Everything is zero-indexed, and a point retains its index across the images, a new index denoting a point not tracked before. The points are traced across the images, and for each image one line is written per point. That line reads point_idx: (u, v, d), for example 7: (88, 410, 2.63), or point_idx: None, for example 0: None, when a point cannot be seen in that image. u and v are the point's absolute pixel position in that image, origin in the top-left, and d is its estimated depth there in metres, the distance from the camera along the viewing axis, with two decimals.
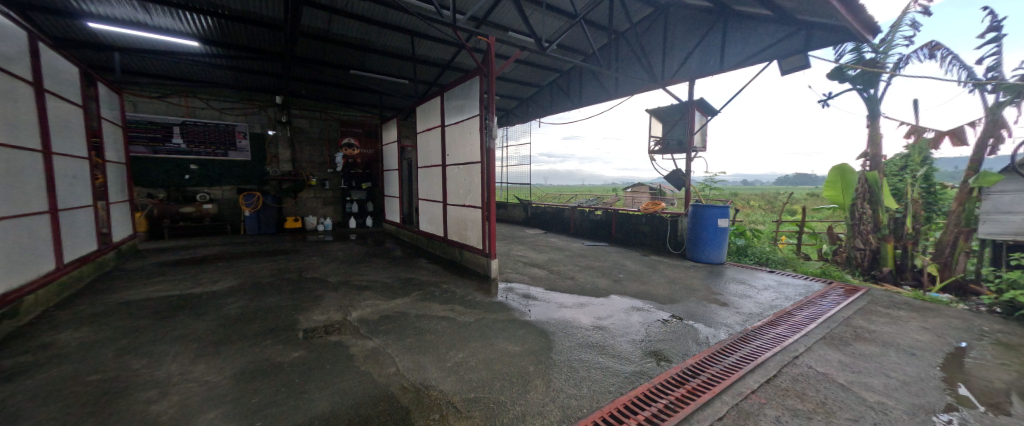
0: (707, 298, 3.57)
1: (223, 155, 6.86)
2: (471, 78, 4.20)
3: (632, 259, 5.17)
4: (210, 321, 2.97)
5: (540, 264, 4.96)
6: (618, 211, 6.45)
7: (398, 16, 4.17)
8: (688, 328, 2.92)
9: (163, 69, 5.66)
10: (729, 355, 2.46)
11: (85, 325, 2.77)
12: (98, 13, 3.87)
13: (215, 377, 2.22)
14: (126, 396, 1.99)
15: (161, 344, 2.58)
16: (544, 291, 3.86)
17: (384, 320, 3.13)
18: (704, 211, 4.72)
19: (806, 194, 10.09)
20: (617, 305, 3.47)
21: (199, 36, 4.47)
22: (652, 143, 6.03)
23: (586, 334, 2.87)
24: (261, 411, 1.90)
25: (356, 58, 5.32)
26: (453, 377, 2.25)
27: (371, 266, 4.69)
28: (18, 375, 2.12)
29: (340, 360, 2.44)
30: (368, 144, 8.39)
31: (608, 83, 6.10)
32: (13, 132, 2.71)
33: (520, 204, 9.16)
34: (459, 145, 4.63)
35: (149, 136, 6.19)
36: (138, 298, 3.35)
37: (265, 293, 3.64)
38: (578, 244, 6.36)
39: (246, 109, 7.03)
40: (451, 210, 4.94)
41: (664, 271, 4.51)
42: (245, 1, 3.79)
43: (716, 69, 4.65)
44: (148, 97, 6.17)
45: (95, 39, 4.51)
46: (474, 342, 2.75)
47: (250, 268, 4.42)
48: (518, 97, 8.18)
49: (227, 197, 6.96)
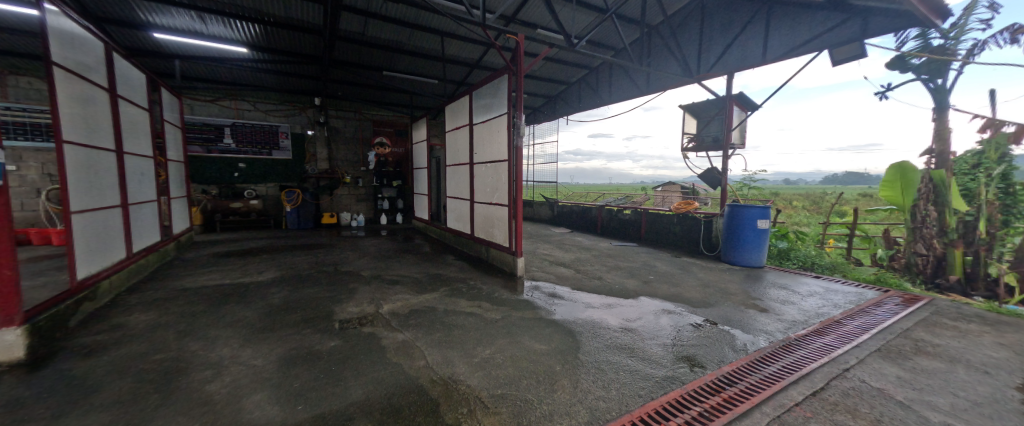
0: (745, 302, 3.39)
1: (266, 154, 7.31)
2: (500, 76, 4.21)
3: (663, 260, 5.00)
4: (256, 309, 3.19)
5: (566, 263, 4.91)
6: (648, 211, 6.25)
7: (429, 17, 4.26)
8: (724, 334, 2.79)
9: (216, 74, 6.10)
10: (770, 364, 2.32)
11: (151, 309, 3.05)
12: (162, 24, 4.23)
13: (262, 361, 2.38)
14: (184, 375, 2.17)
15: (215, 328, 2.81)
16: (570, 291, 3.83)
17: (414, 314, 3.22)
18: (742, 211, 4.48)
19: (858, 194, 9.31)
20: (646, 307, 3.37)
21: (248, 43, 4.78)
22: (685, 140, 5.79)
23: (614, 335, 2.81)
24: (302, 395, 2.01)
25: (388, 60, 5.48)
26: (480, 373, 2.28)
27: (401, 261, 4.84)
28: (97, 352, 2.38)
29: (373, 351, 2.53)
30: (399, 143, 8.66)
31: (639, 79, 5.91)
32: (91, 135, 3.00)
33: (546, 202, 9.11)
34: (487, 144, 4.66)
35: (203, 137, 6.70)
36: (195, 285, 3.66)
37: (304, 284, 3.85)
38: (605, 243, 6.24)
39: (288, 111, 7.46)
40: (479, 207, 5.00)
41: (698, 274, 4.33)
42: (289, 8, 4.01)
43: (757, 61, 4.39)
44: (203, 101, 6.69)
45: (159, 48, 4.93)
46: (501, 339, 2.77)
47: (291, 260, 4.69)
48: (545, 95, 8.12)
49: (270, 194, 7.42)
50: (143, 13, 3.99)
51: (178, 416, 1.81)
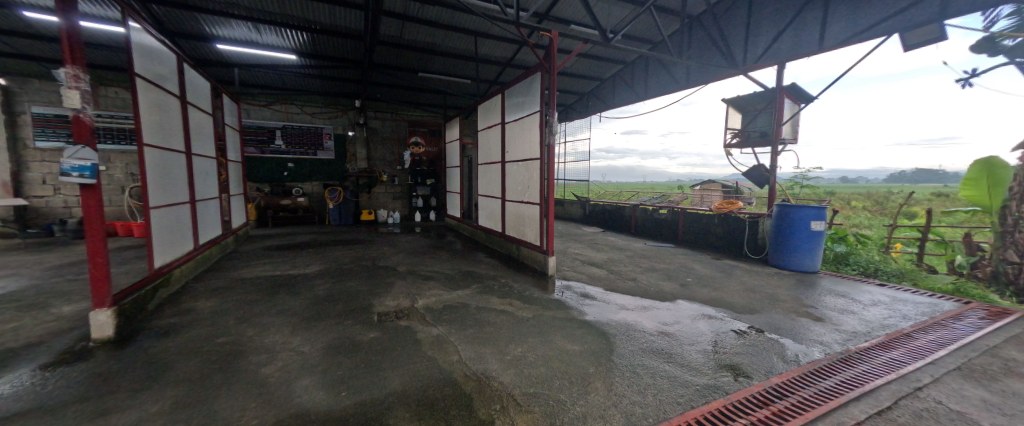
0: (797, 310, 3.15)
1: (312, 155, 7.78)
2: (532, 74, 4.19)
3: (702, 262, 4.76)
4: (304, 299, 3.41)
5: (598, 263, 4.82)
6: (686, 211, 5.98)
7: (463, 18, 4.32)
8: (772, 343, 2.60)
9: (269, 80, 6.57)
10: (826, 378, 2.13)
11: (213, 296, 3.36)
12: (224, 35, 4.62)
13: (309, 348, 2.55)
14: (242, 358, 2.37)
15: (268, 316, 3.04)
16: (603, 292, 3.74)
17: (447, 309, 3.29)
18: (793, 212, 4.17)
19: (933, 193, 8.27)
20: (684, 311, 3.23)
21: (297, 50, 5.10)
22: (728, 135, 5.49)
23: (651, 339, 2.71)
24: (345, 382, 2.13)
25: (424, 61, 5.63)
26: (512, 370, 2.29)
27: (435, 258, 4.97)
28: (170, 333, 2.65)
29: (410, 344, 2.62)
30: (432, 143, 8.88)
31: (678, 72, 5.66)
32: (166, 138, 3.33)
33: (578, 201, 8.98)
34: (519, 142, 4.67)
35: (258, 139, 7.26)
36: (250, 276, 3.97)
37: (346, 277, 4.06)
38: (640, 244, 6.04)
39: (331, 113, 7.90)
40: (510, 206, 5.01)
41: (742, 278, 4.07)
42: (334, 16, 4.23)
43: (813, 49, 4.05)
44: (258, 106, 7.24)
45: (221, 58, 5.39)
46: (534, 338, 2.77)
47: (333, 255, 4.97)
48: (577, 92, 7.97)
49: (315, 191, 7.90)
50: (208, 26, 4.37)
51: (237, 396, 1.97)
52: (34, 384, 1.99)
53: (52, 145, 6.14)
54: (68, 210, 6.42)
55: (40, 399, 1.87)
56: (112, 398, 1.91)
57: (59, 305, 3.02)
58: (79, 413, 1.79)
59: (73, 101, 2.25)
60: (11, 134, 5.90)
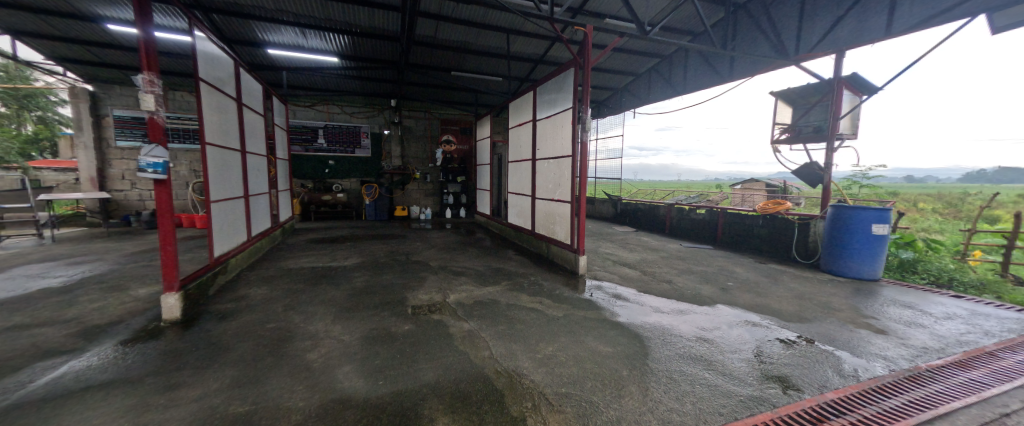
0: (854, 321, 2.89)
1: (350, 153, 8.14)
2: (566, 70, 4.12)
3: (745, 266, 4.49)
4: (344, 290, 3.59)
5: (631, 263, 4.69)
6: (727, 211, 5.68)
7: (497, 15, 4.33)
8: (825, 355, 2.41)
9: (313, 82, 6.94)
10: (891, 396, 1.94)
11: (263, 284, 3.61)
12: (274, 40, 4.93)
13: (348, 337, 2.67)
14: (290, 343, 2.53)
15: (312, 304, 3.22)
16: (636, 293, 3.64)
17: (478, 305, 3.34)
18: (851, 213, 3.83)
19: (1019, 195, 7.29)
20: (724, 317, 3.07)
21: (338, 53, 5.34)
22: (777, 131, 5.18)
23: (688, 344, 2.60)
24: (382, 371, 2.21)
25: (457, 60, 5.71)
26: (544, 369, 2.28)
27: (465, 254, 5.05)
28: (228, 317, 2.88)
29: (442, 338, 2.68)
30: (463, 141, 9.00)
31: (721, 65, 5.40)
32: (224, 137, 3.60)
33: (609, 200, 8.79)
34: (550, 139, 4.62)
35: (302, 138, 7.71)
36: (295, 266, 4.23)
37: (382, 270, 4.23)
38: (675, 245, 5.81)
39: (368, 113, 8.23)
40: (541, 204, 4.98)
41: (790, 284, 3.80)
42: (373, 18, 4.38)
43: (878, 36, 3.69)
44: (303, 106, 7.68)
45: (271, 61, 5.74)
46: (565, 337, 2.74)
47: (369, 249, 5.18)
48: (610, 87, 7.77)
49: (353, 188, 8.28)
50: (261, 32, 4.68)
51: (286, 378, 2.11)
52: (118, 358, 2.24)
53: (130, 144, 6.84)
54: (143, 204, 7.13)
55: (123, 372, 2.10)
56: (180, 374, 2.10)
57: (136, 288, 3.37)
58: (154, 386, 1.99)
59: (149, 105, 2.50)
60: (97, 134, 6.64)
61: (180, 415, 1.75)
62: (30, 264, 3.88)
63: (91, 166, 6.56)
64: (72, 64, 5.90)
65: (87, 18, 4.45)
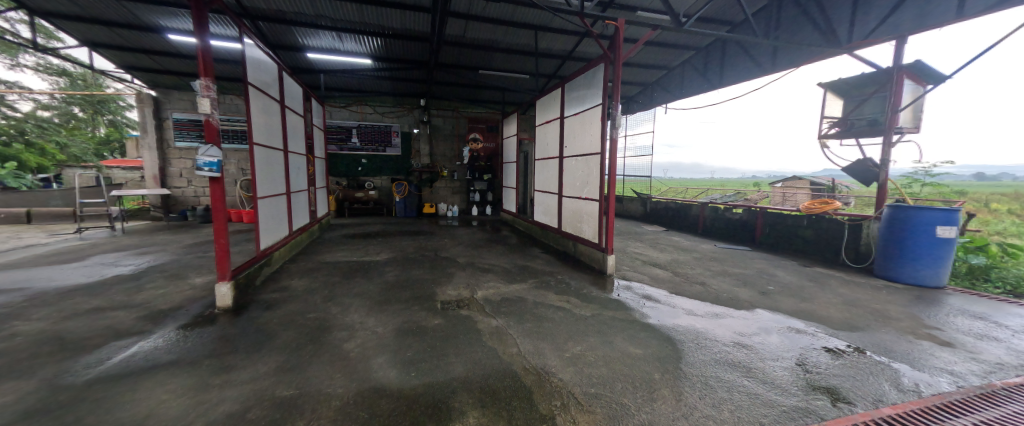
0: (914, 331, 2.66)
1: (381, 151, 8.40)
2: (596, 65, 4.04)
3: (787, 269, 4.24)
4: (376, 283, 3.73)
5: (661, 264, 4.55)
6: (767, 210, 5.38)
7: (526, 13, 4.31)
8: (881, 367, 2.23)
9: (347, 83, 7.22)
10: (959, 416, 1.77)
11: (303, 276, 3.83)
12: (313, 45, 5.17)
13: (382, 329, 2.78)
14: (328, 333, 2.66)
15: (347, 297, 3.38)
16: (668, 295, 3.53)
17: (506, 302, 3.36)
18: (911, 213, 3.52)
19: None
20: (764, 322, 2.91)
21: (371, 55, 5.53)
22: (825, 125, 4.84)
23: (725, 350, 2.48)
24: (414, 363, 2.28)
25: (484, 58, 5.75)
26: (572, 368, 2.27)
27: (492, 251, 5.10)
28: (273, 306, 3.08)
29: (471, 333, 2.72)
30: (489, 139, 9.06)
31: (762, 55, 5.13)
32: (269, 137, 3.83)
33: (638, 198, 8.57)
34: (579, 136, 4.56)
35: (337, 137, 8.03)
36: (332, 260, 4.44)
37: (412, 266, 4.35)
38: (708, 245, 5.58)
39: (399, 113, 8.47)
40: (568, 202, 4.93)
41: (839, 289, 3.55)
42: (404, 20, 4.49)
43: (947, 19, 3.38)
44: (338, 107, 8.01)
45: (309, 65, 6.03)
46: (593, 337, 2.70)
47: (400, 244, 5.34)
48: (640, 82, 7.54)
49: (384, 185, 8.56)
50: (302, 37, 4.93)
51: (325, 366, 2.22)
52: (179, 340, 2.45)
53: (187, 145, 7.45)
54: (197, 200, 7.73)
55: (182, 353, 2.30)
56: (232, 357, 2.27)
57: (193, 277, 3.67)
58: (210, 367, 2.16)
59: (205, 108, 2.71)
60: (159, 136, 7.26)
61: (233, 396, 1.89)
62: (104, 253, 4.32)
63: (154, 165, 7.19)
64: (138, 72, 6.47)
65: (151, 29, 4.87)
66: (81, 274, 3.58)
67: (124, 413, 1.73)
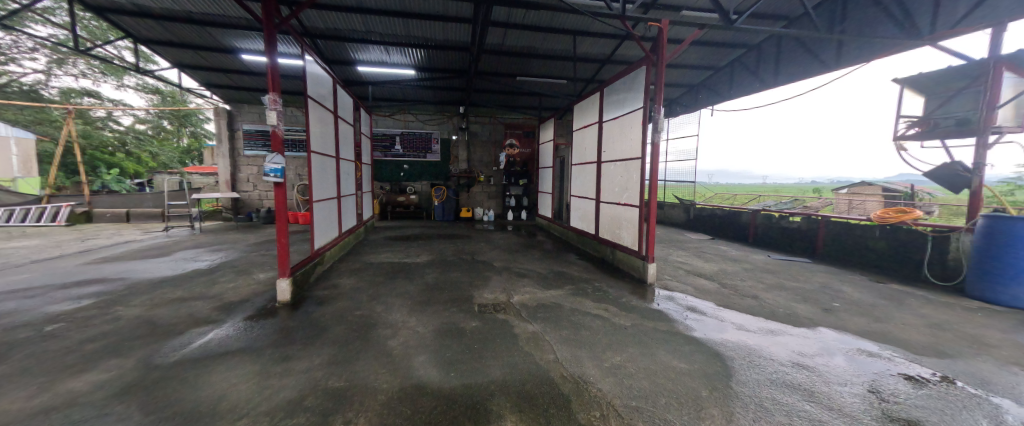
0: (1021, 363, 2.28)
1: (422, 157, 8.76)
2: (637, 68, 3.95)
3: (855, 285, 3.83)
4: (417, 284, 3.88)
5: (707, 274, 4.31)
6: (831, 219, 4.92)
7: (565, 18, 4.32)
8: (977, 401, 1.94)
9: (392, 94, 7.63)
10: None
11: (351, 275, 4.08)
12: (363, 58, 5.53)
13: (423, 329, 2.88)
14: (374, 330, 2.81)
15: (390, 296, 3.55)
16: (715, 307, 3.32)
17: (542, 307, 3.35)
18: (1012, 225, 3.07)
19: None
20: (828, 342, 2.65)
21: (415, 65, 5.80)
22: (902, 125, 4.37)
23: (782, 370, 2.29)
24: (454, 364, 2.34)
25: (522, 65, 5.82)
26: (611, 379, 2.20)
27: (528, 256, 5.11)
28: (325, 302, 3.31)
29: (508, 338, 2.73)
30: (526, 144, 9.10)
31: (824, 51, 4.75)
32: (324, 144, 4.14)
33: (681, 204, 8.20)
34: (618, 141, 4.46)
35: (382, 145, 8.49)
36: (376, 261, 4.68)
37: (451, 268, 4.48)
38: (761, 256, 5.20)
39: (439, 120, 8.80)
40: (606, 208, 4.83)
41: (922, 310, 3.14)
42: (447, 31, 4.67)
43: None
44: (384, 116, 8.48)
45: (359, 77, 6.44)
46: (634, 348, 2.61)
47: (439, 247, 5.51)
48: (684, 84, 7.22)
49: (424, 190, 8.90)
50: (354, 52, 5.30)
51: (370, 361, 2.34)
52: (246, 330, 2.71)
53: (255, 153, 8.22)
54: (261, 203, 8.50)
55: (248, 342, 2.53)
56: (290, 347, 2.47)
57: (257, 273, 4.04)
58: (272, 356, 2.36)
59: (271, 119, 2.99)
60: (231, 145, 8.11)
61: (292, 384, 2.05)
62: (186, 250, 4.90)
63: (227, 171, 8.03)
64: (216, 89, 7.29)
65: (228, 51, 5.48)
66: (167, 267, 4.08)
67: (201, 393, 1.94)
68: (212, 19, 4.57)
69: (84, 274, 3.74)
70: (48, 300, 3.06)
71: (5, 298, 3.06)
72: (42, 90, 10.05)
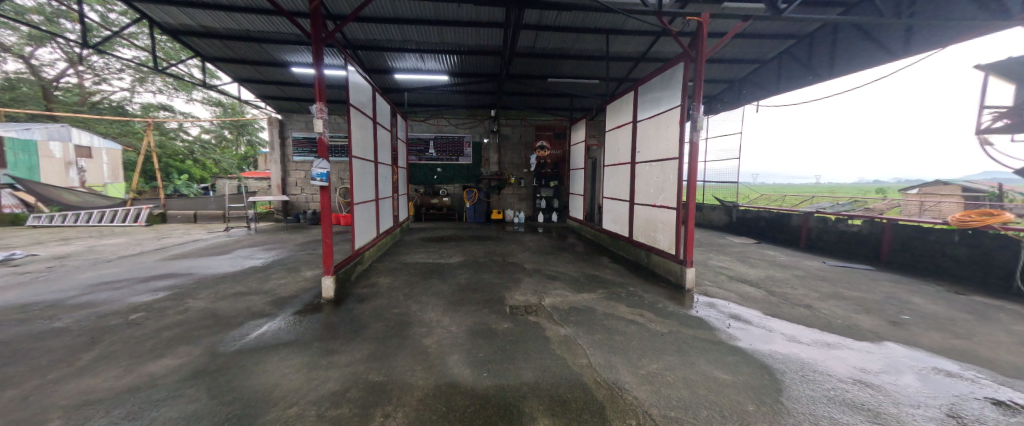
0: None
1: (454, 161, 8.97)
2: (674, 65, 3.81)
3: (929, 296, 3.43)
4: (450, 285, 3.97)
5: (752, 280, 4.05)
6: (898, 222, 4.46)
7: (597, 18, 4.26)
8: None
9: (427, 99, 7.90)
10: None
11: (388, 274, 4.25)
12: (400, 66, 5.77)
13: (456, 328, 2.94)
14: (410, 328, 2.91)
15: (425, 295, 3.67)
16: (761, 316, 3.11)
17: (574, 311, 3.31)
18: None
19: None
20: (897, 359, 2.39)
21: (448, 71, 5.96)
22: (986, 116, 4.09)
23: (842, 387, 2.09)
24: (487, 364, 2.37)
25: (554, 67, 5.80)
26: (648, 387, 2.12)
27: (559, 258, 5.07)
28: (365, 299, 3.48)
29: (539, 340, 2.73)
30: (557, 146, 9.05)
31: (889, 37, 4.32)
32: (364, 149, 4.36)
33: (722, 206, 7.80)
34: (654, 141, 4.32)
35: (417, 149, 8.80)
36: (411, 261, 4.86)
37: (482, 269, 4.55)
38: (815, 262, 4.80)
39: (471, 124, 8.98)
40: (641, 210, 4.68)
41: (1014, 326, 2.75)
42: (480, 36, 4.76)
43: None
44: (418, 121, 8.78)
45: (395, 85, 6.73)
46: (672, 356, 2.50)
47: (471, 249, 5.60)
48: (725, 80, 6.86)
49: (456, 192, 9.10)
50: (391, 61, 5.55)
51: (407, 358, 2.42)
52: (295, 324, 2.91)
53: (303, 159, 8.82)
54: (307, 205, 9.09)
55: (297, 335, 2.72)
56: (334, 342, 2.62)
57: (304, 270, 4.33)
58: (318, 348, 2.52)
59: (318, 127, 3.21)
60: (282, 152, 8.76)
61: (336, 376, 2.17)
62: (243, 248, 5.36)
63: (279, 176, 8.69)
64: (270, 100, 7.93)
65: (279, 64, 5.94)
66: (227, 264, 4.48)
67: (257, 381, 2.11)
68: (267, 36, 4.97)
69: (160, 269, 4.20)
70: (132, 292, 3.47)
71: (99, 289, 3.51)
72: (128, 105, 11.57)
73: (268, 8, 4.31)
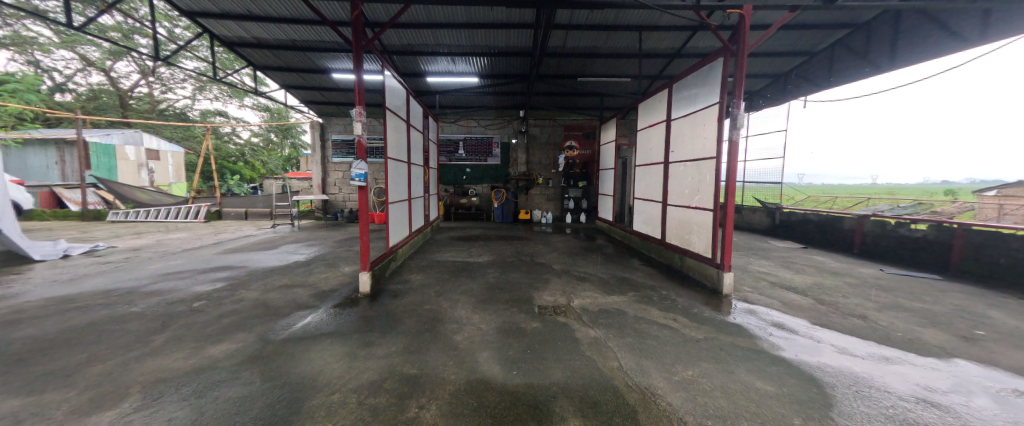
0: None
1: (483, 161, 9.09)
2: (713, 60, 3.66)
3: (1010, 310, 3.07)
4: (479, 283, 4.04)
5: (797, 287, 3.80)
6: (972, 227, 4.02)
7: (631, 15, 4.17)
8: None
9: (457, 102, 8.08)
10: None
11: (420, 271, 4.40)
12: (432, 70, 5.93)
13: (485, 326, 2.99)
14: (441, 324, 2.99)
15: (455, 292, 3.75)
16: (808, 326, 2.92)
17: (604, 313, 3.26)
18: None
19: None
20: (971, 378, 2.15)
21: (479, 73, 6.05)
22: None
23: (904, 406, 1.92)
24: (517, 363, 2.39)
25: (584, 66, 5.75)
26: (682, 393, 2.06)
27: (588, 259, 5.01)
28: (398, 295, 3.61)
29: (569, 341, 2.71)
30: (586, 146, 8.92)
31: (963, 22, 3.90)
32: (398, 150, 4.52)
33: (764, 208, 7.37)
34: (689, 139, 4.17)
35: (447, 150, 9.01)
36: (442, 259, 4.98)
37: (511, 269, 4.58)
38: (872, 269, 4.43)
39: (500, 124, 9.06)
40: (675, 211, 4.52)
41: None
42: (510, 37, 4.80)
43: None
44: (449, 122, 8.99)
45: (428, 88, 6.93)
46: (708, 363, 2.41)
47: (499, 248, 5.66)
48: (769, 74, 6.48)
49: (484, 192, 9.21)
50: (424, 65, 5.73)
51: (438, 353, 2.49)
52: (334, 316, 3.08)
53: (341, 160, 9.29)
54: (344, 204, 9.56)
55: (337, 327, 2.88)
56: (371, 334, 2.75)
57: (342, 266, 4.57)
58: (356, 340, 2.66)
59: (357, 130, 3.38)
60: (323, 154, 9.28)
61: (374, 367, 2.28)
62: (288, 244, 5.73)
63: (320, 176, 9.21)
64: (313, 105, 8.43)
65: (321, 71, 6.31)
66: (275, 259, 4.82)
67: (302, 368, 2.25)
68: (311, 44, 5.29)
69: (218, 262, 4.60)
70: (194, 282, 3.83)
71: (168, 279, 3.90)
72: (190, 112, 12.69)
73: (312, 19, 4.59)
